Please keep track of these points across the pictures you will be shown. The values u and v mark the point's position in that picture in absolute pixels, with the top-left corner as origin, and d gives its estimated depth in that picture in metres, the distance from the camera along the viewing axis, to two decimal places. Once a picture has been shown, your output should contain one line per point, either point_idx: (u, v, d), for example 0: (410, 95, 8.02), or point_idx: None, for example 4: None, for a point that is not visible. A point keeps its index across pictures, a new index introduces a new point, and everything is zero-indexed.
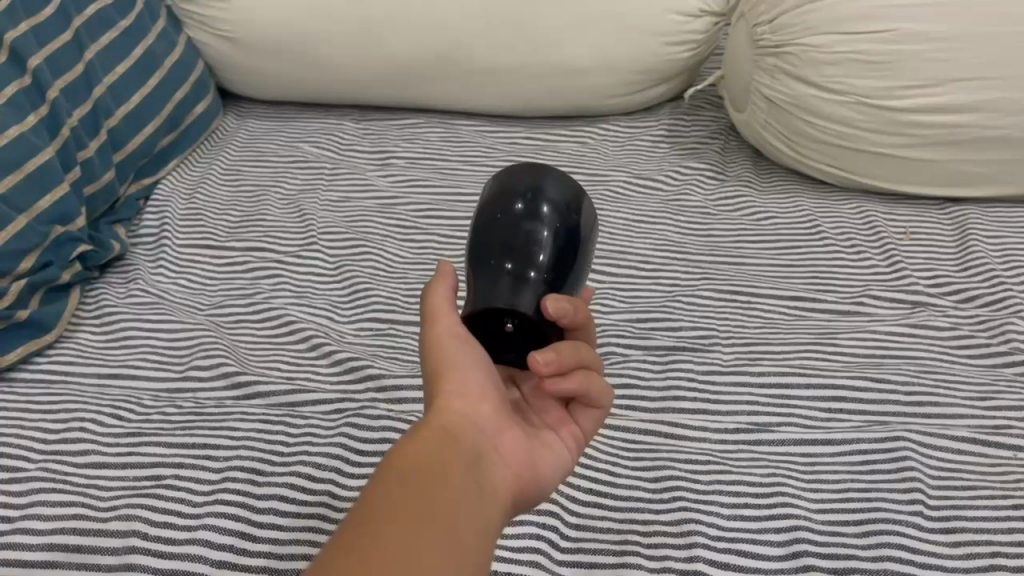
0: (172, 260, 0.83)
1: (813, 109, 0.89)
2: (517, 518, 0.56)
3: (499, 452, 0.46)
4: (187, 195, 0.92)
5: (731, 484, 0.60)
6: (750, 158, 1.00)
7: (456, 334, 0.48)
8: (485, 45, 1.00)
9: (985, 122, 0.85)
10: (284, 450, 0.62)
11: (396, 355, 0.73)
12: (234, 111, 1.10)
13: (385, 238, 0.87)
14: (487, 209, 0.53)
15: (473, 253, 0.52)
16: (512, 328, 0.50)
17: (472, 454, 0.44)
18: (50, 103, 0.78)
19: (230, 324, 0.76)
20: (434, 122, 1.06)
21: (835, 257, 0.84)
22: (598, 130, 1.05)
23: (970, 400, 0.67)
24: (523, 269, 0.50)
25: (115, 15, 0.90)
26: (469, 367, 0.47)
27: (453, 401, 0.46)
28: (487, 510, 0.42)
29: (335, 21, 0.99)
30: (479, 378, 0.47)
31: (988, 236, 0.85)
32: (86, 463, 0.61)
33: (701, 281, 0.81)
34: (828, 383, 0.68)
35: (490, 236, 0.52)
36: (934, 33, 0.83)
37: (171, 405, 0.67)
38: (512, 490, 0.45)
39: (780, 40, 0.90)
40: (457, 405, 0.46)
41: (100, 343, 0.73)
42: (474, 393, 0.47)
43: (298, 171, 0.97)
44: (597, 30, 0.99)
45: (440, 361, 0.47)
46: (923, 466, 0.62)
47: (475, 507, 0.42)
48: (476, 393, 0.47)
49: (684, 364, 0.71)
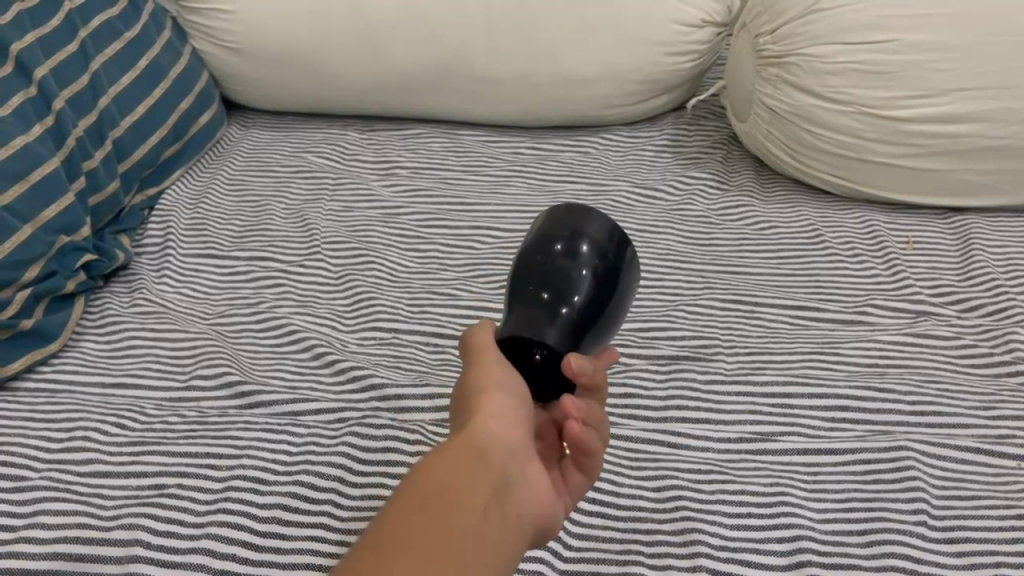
0: (177, 270, 0.84)
1: (815, 119, 0.89)
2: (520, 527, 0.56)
3: (529, 475, 0.44)
4: (191, 205, 0.92)
5: (734, 493, 0.60)
6: (753, 167, 1.00)
7: (503, 360, 0.46)
8: (488, 56, 1.00)
9: (988, 131, 0.85)
10: (286, 459, 0.62)
11: (399, 364, 0.73)
12: (239, 122, 1.11)
13: (389, 247, 0.87)
14: (532, 250, 0.54)
15: (516, 293, 0.52)
16: (541, 359, 0.49)
17: (503, 475, 0.42)
18: (56, 114, 0.78)
19: (234, 333, 0.76)
20: (438, 133, 1.07)
21: (838, 266, 0.84)
22: (600, 140, 1.05)
23: (974, 409, 0.67)
24: (560, 304, 0.51)
25: (119, 27, 0.91)
26: (509, 387, 0.45)
27: (497, 412, 0.43)
28: (510, 539, 0.41)
29: (339, 31, 1.00)
30: (519, 397, 0.45)
31: (992, 246, 0.85)
32: (89, 471, 0.61)
33: (704, 290, 0.81)
34: (832, 391, 0.68)
35: (530, 274, 0.52)
36: (935, 43, 0.83)
37: (175, 413, 0.67)
38: (534, 518, 0.43)
39: (782, 50, 0.91)
40: (499, 417, 0.43)
41: (104, 353, 0.73)
42: (515, 409, 0.45)
43: (302, 181, 0.97)
44: (599, 39, 0.99)
45: (485, 377, 0.45)
46: (927, 475, 0.61)
47: (495, 534, 0.40)
48: (517, 411, 0.45)
49: (687, 373, 0.71)
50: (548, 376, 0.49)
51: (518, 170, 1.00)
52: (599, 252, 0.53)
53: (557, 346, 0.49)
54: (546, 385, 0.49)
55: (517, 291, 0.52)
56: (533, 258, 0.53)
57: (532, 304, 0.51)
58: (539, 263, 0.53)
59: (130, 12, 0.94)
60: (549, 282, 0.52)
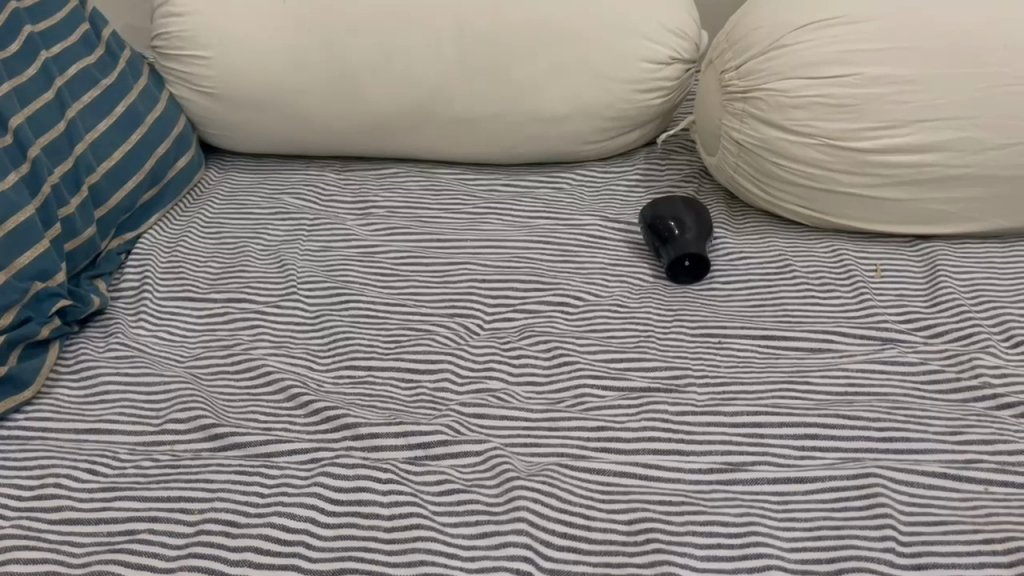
0: (153, 313, 0.84)
1: (780, 151, 0.91)
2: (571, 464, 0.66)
3: None
4: (168, 249, 0.93)
5: (705, 524, 0.61)
6: (724, 200, 1.02)
7: None
8: (460, 96, 1.02)
9: (948, 160, 0.87)
10: (258, 501, 0.62)
11: (374, 403, 0.73)
12: (217, 166, 1.12)
13: (365, 286, 0.88)
14: (668, 223, 0.89)
15: (666, 240, 0.89)
16: (675, 215, 0.90)
17: None
18: (32, 161, 0.79)
19: (209, 376, 0.76)
20: (414, 172, 1.09)
21: (806, 295, 0.85)
22: (574, 176, 1.07)
23: (941, 434, 0.68)
24: (681, 240, 0.87)
25: (96, 76, 0.92)
26: None
27: None
28: None
29: (312, 74, 1.01)
30: None
31: (958, 273, 0.87)
32: (60, 519, 0.62)
33: (675, 321, 0.82)
34: (801, 421, 0.69)
35: (667, 237, 0.89)
36: (893, 76, 0.86)
37: (148, 458, 0.67)
38: None
39: (747, 85, 0.92)
40: None
41: (78, 398, 0.74)
42: None
43: (280, 223, 0.98)
44: (570, 78, 1.01)
45: None
46: (895, 501, 0.62)
47: None
48: None
49: (658, 405, 0.72)
50: (685, 234, 0.88)
51: (493, 207, 1.01)
52: (684, 241, 0.87)
53: (685, 236, 0.88)
54: (688, 231, 0.88)
55: (673, 234, 0.88)
56: (675, 238, 0.88)
57: (681, 236, 0.88)
58: (677, 243, 0.88)
59: (106, 60, 0.95)
60: (663, 206, 0.91)
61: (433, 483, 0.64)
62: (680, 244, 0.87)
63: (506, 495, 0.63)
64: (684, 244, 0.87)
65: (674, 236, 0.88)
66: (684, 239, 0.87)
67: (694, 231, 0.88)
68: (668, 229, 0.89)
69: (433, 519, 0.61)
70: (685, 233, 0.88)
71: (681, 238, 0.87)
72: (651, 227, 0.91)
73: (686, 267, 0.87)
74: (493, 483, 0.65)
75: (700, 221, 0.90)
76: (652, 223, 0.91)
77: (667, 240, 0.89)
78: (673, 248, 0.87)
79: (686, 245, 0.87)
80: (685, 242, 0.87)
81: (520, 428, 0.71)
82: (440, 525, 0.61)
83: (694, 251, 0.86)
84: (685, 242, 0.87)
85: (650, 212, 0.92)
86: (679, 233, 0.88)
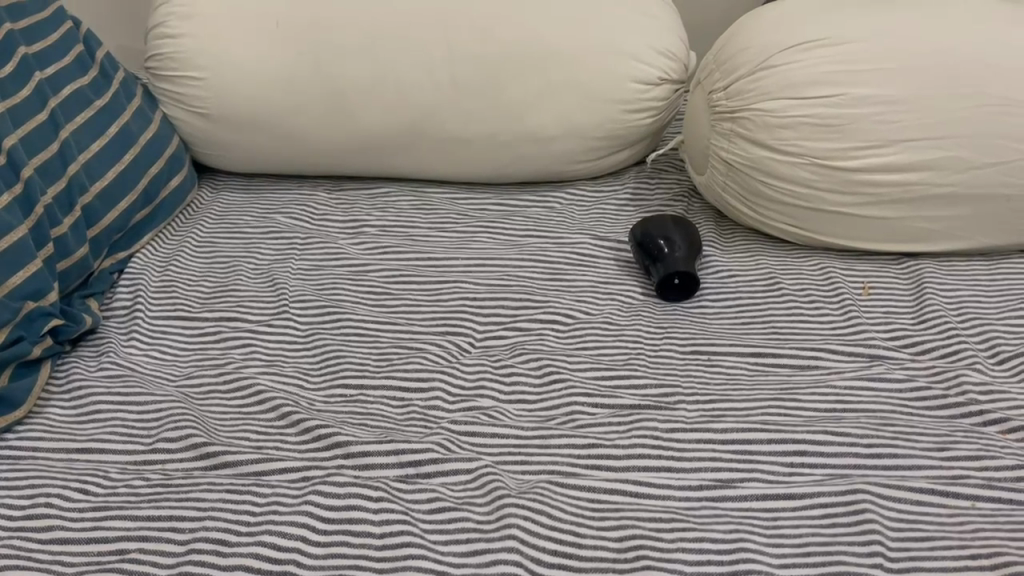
0: (145, 333, 0.84)
1: (768, 170, 0.92)
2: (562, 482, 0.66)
3: None
4: (161, 268, 0.93)
5: (695, 540, 0.61)
6: (713, 218, 1.03)
7: None
8: (452, 116, 1.03)
9: (934, 179, 0.88)
10: (249, 520, 0.62)
11: (365, 422, 0.73)
12: (210, 186, 1.12)
13: (357, 304, 0.89)
14: (657, 241, 0.90)
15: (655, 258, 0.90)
16: (664, 233, 0.90)
17: None
18: (25, 181, 0.80)
19: (201, 396, 0.76)
20: (406, 192, 1.09)
21: (794, 312, 0.86)
22: (565, 196, 1.08)
23: (928, 450, 0.68)
24: (671, 259, 0.88)
25: (89, 97, 0.93)
26: None
27: None
28: None
29: (304, 94, 1.02)
30: None
31: (944, 290, 0.88)
32: (51, 539, 0.61)
33: (665, 339, 0.83)
34: (790, 437, 0.70)
35: (657, 255, 0.90)
36: (877, 97, 0.87)
37: (139, 477, 0.67)
38: None
39: (735, 105, 0.94)
40: None
41: (70, 418, 0.74)
42: None
43: (272, 242, 0.99)
44: (560, 99, 1.02)
45: None
46: (883, 518, 0.62)
47: None
48: None
49: (648, 423, 0.72)
50: (674, 253, 0.89)
51: (485, 226, 1.02)
52: (674, 260, 0.88)
53: (674, 255, 0.88)
54: (677, 250, 0.89)
55: (663, 252, 0.89)
56: (665, 256, 0.89)
57: (671, 254, 0.89)
58: (667, 261, 0.88)
59: (100, 82, 0.96)
60: (653, 224, 0.92)
61: (423, 501, 0.65)
62: (669, 262, 0.88)
63: (497, 512, 0.63)
64: (674, 262, 0.88)
65: (664, 254, 0.89)
66: (673, 257, 0.88)
67: (683, 250, 0.89)
68: (658, 247, 0.90)
69: (424, 537, 0.62)
70: (675, 252, 0.89)
71: (671, 257, 0.88)
72: (640, 244, 0.92)
73: (675, 285, 0.88)
74: (483, 501, 0.65)
75: (690, 240, 0.91)
76: (641, 240, 0.92)
77: (656, 258, 0.90)
78: (663, 266, 0.88)
79: (676, 264, 0.88)
80: (675, 260, 0.88)
81: (511, 445, 0.71)
82: (430, 543, 0.61)
83: (683, 269, 0.87)
84: (675, 260, 0.88)
85: (639, 229, 0.92)
86: (669, 251, 0.89)
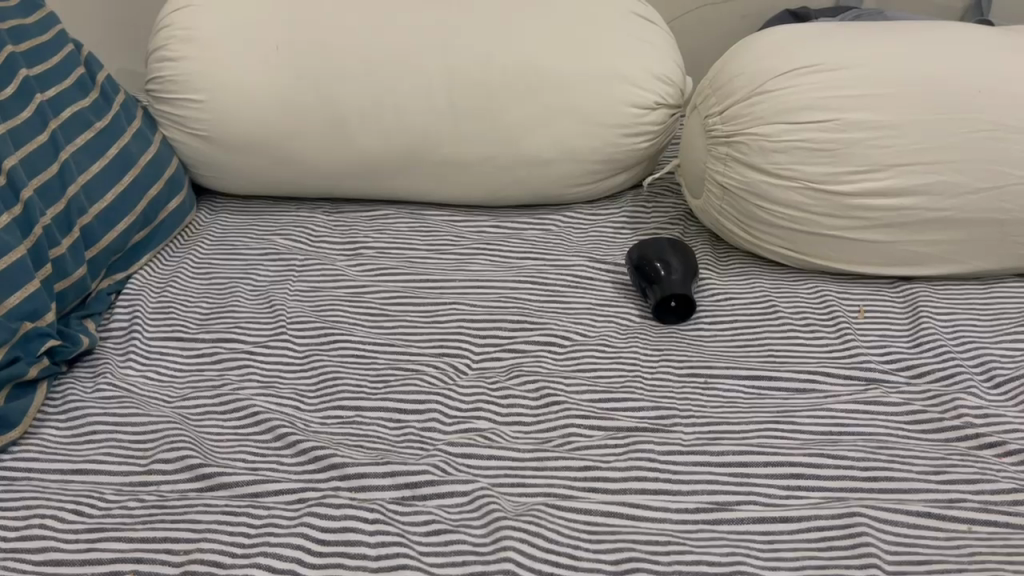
0: (142, 353, 0.84)
1: (763, 194, 0.93)
2: (557, 505, 0.66)
3: None
4: (158, 289, 0.94)
5: (692, 563, 0.60)
6: (710, 241, 1.04)
7: None
8: (449, 139, 1.04)
9: (928, 204, 0.88)
10: (245, 541, 0.62)
11: (361, 443, 0.73)
12: (208, 207, 1.13)
13: (355, 326, 0.89)
14: (653, 263, 0.91)
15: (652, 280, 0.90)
16: (661, 256, 0.91)
17: None
18: (25, 202, 0.80)
19: (197, 417, 0.76)
20: (404, 214, 1.10)
21: (790, 335, 0.86)
22: (562, 218, 1.09)
23: (924, 473, 0.68)
24: (666, 280, 0.89)
25: (90, 118, 0.94)
26: None
27: None
28: None
29: (303, 117, 1.03)
30: None
31: (940, 314, 0.88)
32: (45, 560, 0.61)
33: (662, 361, 0.83)
34: (786, 460, 0.70)
35: (653, 277, 0.90)
36: (871, 122, 0.88)
37: (135, 498, 0.67)
38: None
39: (731, 130, 0.94)
40: None
41: (65, 439, 0.74)
42: None
43: (270, 263, 0.99)
44: (557, 123, 1.03)
45: None
46: (880, 541, 0.62)
47: None
48: None
49: (644, 445, 0.72)
50: (671, 274, 0.89)
51: (483, 248, 1.03)
52: (671, 281, 0.89)
53: (671, 276, 0.89)
54: (674, 271, 0.89)
55: (659, 274, 0.90)
56: (661, 278, 0.89)
57: (667, 276, 0.89)
58: (663, 282, 0.89)
59: (101, 103, 0.97)
60: (650, 248, 0.92)
61: (420, 523, 0.64)
62: (666, 283, 0.89)
63: (494, 535, 0.63)
64: (671, 283, 0.88)
65: (660, 276, 0.89)
66: (670, 279, 0.89)
67: (680, 272, 0.90)
68: (654, 269, 0.90)
69: (419, 559, 0.61)
70: (671, 273, 0.89)
71: (668, 278, 0.89)
72: (637, 267, 0.92)
73: (673, 307, 0.89)
74: (480, 524, 0.65)
75: (687, 262, 0.91)
76: (638, 263, 0.92)
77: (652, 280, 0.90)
78: (660, 288, 0.89)
79: (673, 285, 0.88)
80: (672, 282, 0.88)
81: (507, 468, 0.71)
82: (426, 564, 0.61)
83: (682, 292, 0.88)
84: (671, 281, 0.89)
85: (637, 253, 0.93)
86: (665, 273, 0.89)
